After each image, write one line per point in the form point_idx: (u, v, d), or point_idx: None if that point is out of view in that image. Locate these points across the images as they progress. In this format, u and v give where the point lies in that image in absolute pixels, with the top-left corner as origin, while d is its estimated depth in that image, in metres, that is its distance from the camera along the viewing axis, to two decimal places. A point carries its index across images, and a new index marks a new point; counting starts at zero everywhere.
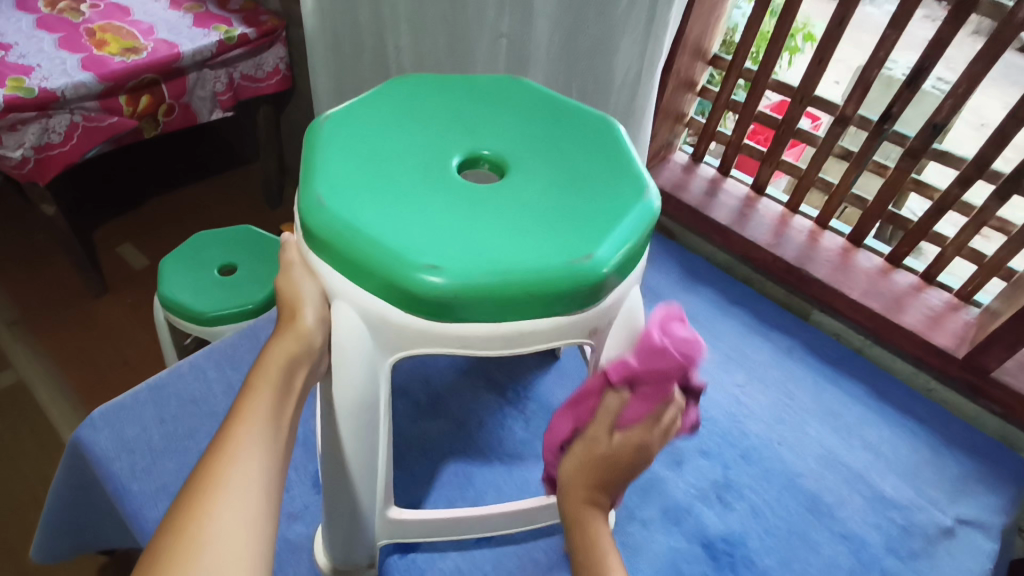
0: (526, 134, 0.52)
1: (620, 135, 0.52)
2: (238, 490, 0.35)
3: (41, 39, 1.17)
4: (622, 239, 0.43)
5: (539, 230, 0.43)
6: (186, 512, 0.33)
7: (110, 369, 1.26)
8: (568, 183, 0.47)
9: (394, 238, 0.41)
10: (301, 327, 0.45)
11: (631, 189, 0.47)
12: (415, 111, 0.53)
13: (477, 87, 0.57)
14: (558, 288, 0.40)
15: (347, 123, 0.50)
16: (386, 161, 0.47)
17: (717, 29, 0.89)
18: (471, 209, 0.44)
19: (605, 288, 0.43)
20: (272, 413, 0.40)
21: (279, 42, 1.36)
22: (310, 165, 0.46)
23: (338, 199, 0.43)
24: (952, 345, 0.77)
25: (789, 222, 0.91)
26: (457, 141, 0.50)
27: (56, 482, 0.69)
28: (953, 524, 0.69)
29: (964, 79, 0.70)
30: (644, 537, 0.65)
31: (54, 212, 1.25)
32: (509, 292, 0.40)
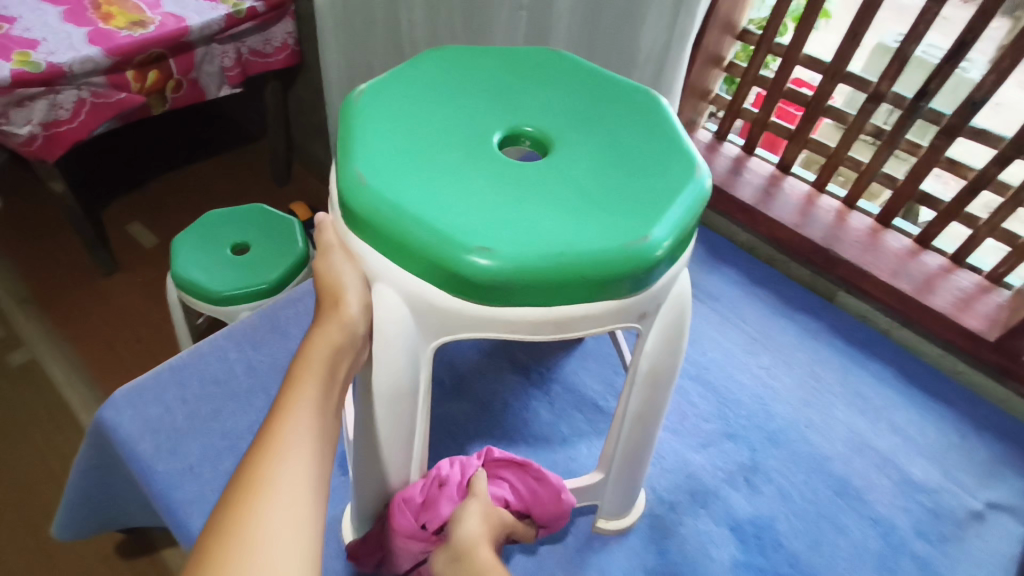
0: (567, 108, 0.50)
1: (666, 110, 0.50)
2: (284, 494, 0.34)
3: (45, 12, 1.14)
4: (675, 220, 0.42)
5: (588, 208, 0.42)
6: (234, 509, 0.33)
7: (122, 348, 1.25)
8: (615, 160, 0.46)
9: (441, 217, 0.39)
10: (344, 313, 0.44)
11: (682, 166, 0.45)
12: (451, 84, 0.51)
13: (513, 60, 0.55)
14: (610, 270, 0.39)
15: (383, 97, 0.48)
16: (426, 137, 0.45)
17: (748, 1, 0.86)
18: (518, 187, 0.42)
19: (656, 271, 0.41)
20: (315, 408, 0.40)
21: (289, 16, 1.33)
22: (347, 141, 0.44)
23: (380, 177, 0.41)
24: (983, 328, 0.76)
25: (815, 201, 0.89)
26: (497, 116, 0.48)
27: (77, 462, 0.68)
28: (983, 507, 0.68)
29: (1008, 54, 0.68)
30: (672, 519, 0.65)
31: (62, 189, 1.23)
32: (559, 275, 0.39)
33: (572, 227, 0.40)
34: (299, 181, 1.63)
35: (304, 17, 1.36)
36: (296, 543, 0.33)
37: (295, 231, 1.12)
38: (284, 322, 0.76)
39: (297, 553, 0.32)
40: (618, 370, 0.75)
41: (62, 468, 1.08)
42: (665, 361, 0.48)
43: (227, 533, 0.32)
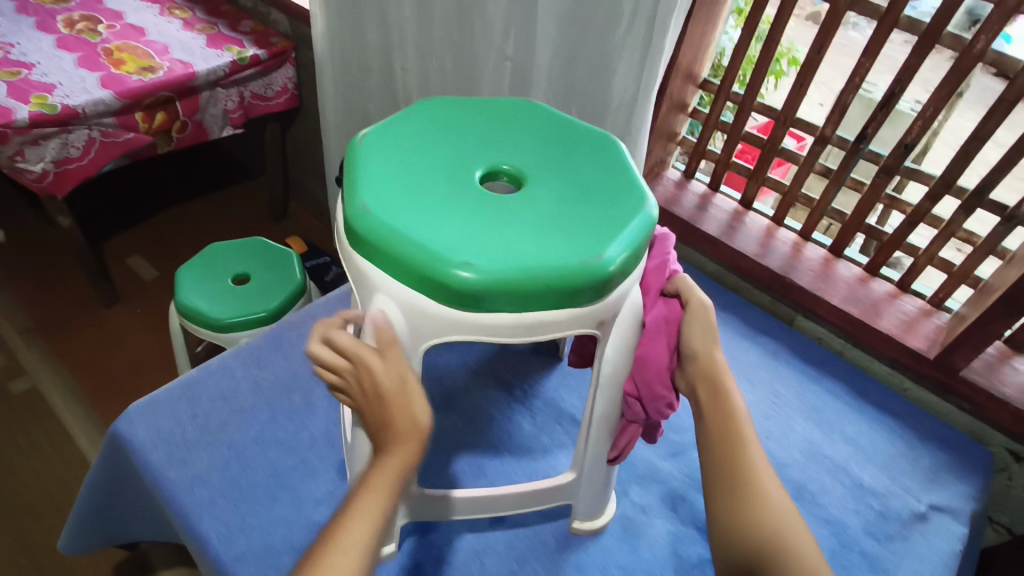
0: (540, 150, 0.58)
1: (622, 152, 0.58)
2: (348, 552, 0.43)
3: (61, 58, 1.23)
4: (627, 242, 0.49)
5: (554, 233, 0.49)
6: (313, 564, 0.43)
7: (122, 376, 1.29)
8: (578, 193, 0.54)
9: (430, 238, 0.47)
10: (413, 414, 0.48)
11: (634, 198, 0.53)
12: (441, 129, 0.59)
13: (494, 109, 0.63)
14: (571, 282, 0.46)
15: (380, 140, 0.56)
16: (420, 173, 0.53)
17: (707, 55, 0.96)
18: (496, 215, 0.50)
19: (611, 283, 0.49)
20: (387, 495, 0.46)
21: (289, 63, 1.42)
22: (352, 177, 0.52)
23: (379, 205, 0.49)
24: (924, 346, 0.83)
25: (774, 234, 0.98)
26: (479, 156, 0.56)
27: (91, 475, 0.73)
28: (926, 509, 0.75)
29: (932, 103, 0.78)
30: (643, 521, 0.71)
31: (70, 223, 1.29)
32: (529, 286, 0.46)
33: (539, 247, 0.48)
34: (295, 217, 1.70)
35: (302, 64, 1.46)
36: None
37: (293, 262, 1.19)
38: (287, 345, 0.83)
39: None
40: None
41: (62, 493, 1.12)
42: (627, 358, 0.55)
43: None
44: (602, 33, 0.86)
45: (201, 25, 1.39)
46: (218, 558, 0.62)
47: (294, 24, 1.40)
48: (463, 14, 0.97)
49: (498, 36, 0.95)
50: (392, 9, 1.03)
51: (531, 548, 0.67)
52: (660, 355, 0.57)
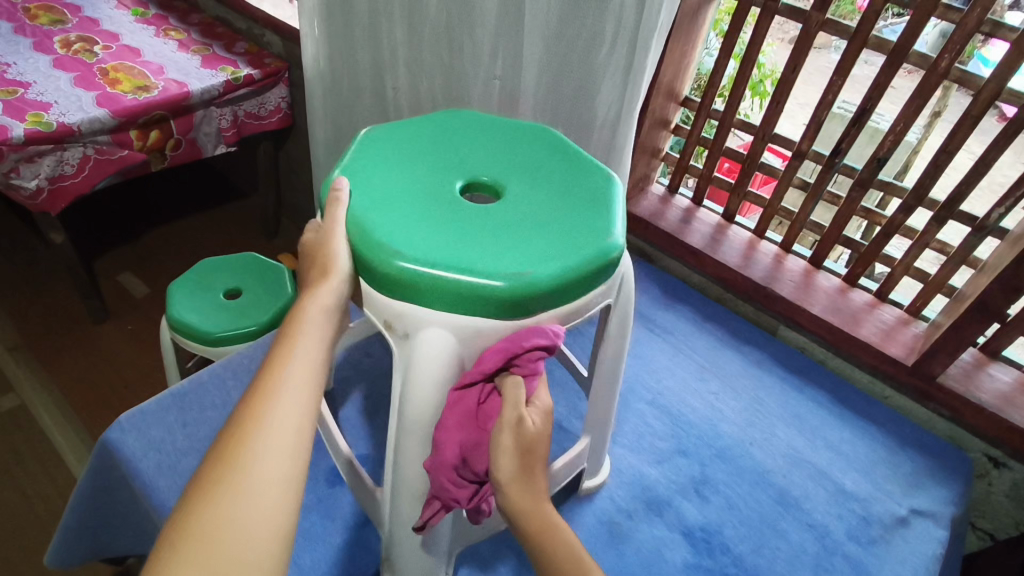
0: (539, 169, 0.61)
1: (605, 229, 0.54)
2: (276, 427, 0.42)
3: (58, 78, 1.25)
4: (562, 271, 0.50)
5: (497, 244, 0.51)
6: (233, 439, 0.41)
7: (111, 393, 1.29)
8: (521, 221, 0.54)
9: (355, 178, 0.56)
10: (327, 281, 0.51)
11: (601, 230, 0.54)
12: (481, 140, 0.64)
13: (559, 147, 0.64)
14: (489, 291, 0.48)
15: (390, 134, 0.62)
16: (418, 153, 0.60)
17: (687, 73, 1.00)
18: (423, 205, 0.54)
19: (533, 302, 0.49)
20: (308, 355, 0.47)
21: (282, 83, 1.44)
22: (349, 158, 0.58)
23: (368, 147, 0.60)
24: (903, 354, 0.85)
25: (756, 246, 1.00)
26: (469, 167, 0.60)
27: (81, 485, 0.74)
28: (908, 513, 0.76)
29: (901, 118, 0.81)
30: (630, 528, 0.71)
31: (62, 240, 1.30)
32: (448, 286, 0.48)
33: (473, 254, 0.50)
34: (287, 234, 1.71)
35: (295, 84, 1.48)
36: (281, 467, 0.41)
37: (284, 277, 1.20)
38: None
39: (279, 480, 0.40)
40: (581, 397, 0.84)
41: (49, 510, 1.11)
42: (416, 405, 0.50)
43: (226, 462, 0.40)
44: (585, 53, 0.89)
45: (196, 46, 1.42)
46: None
47: (288, 45, 1.44)
48: (452, 35, 1.00)
49: (487, 56, 0.98)
50: (382, 29, 1.05)
51: (519, 554, 0.67)
52: (455, 447, 0.48)
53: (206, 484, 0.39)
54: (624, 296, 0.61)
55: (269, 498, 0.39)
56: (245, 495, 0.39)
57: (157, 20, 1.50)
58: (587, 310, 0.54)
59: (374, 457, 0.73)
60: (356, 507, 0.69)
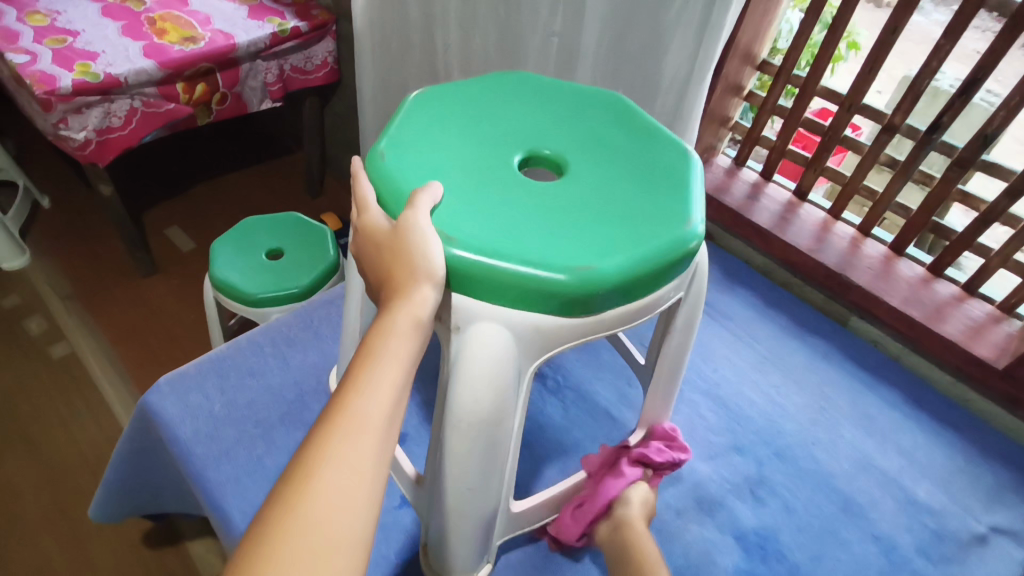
0: (607, 142, 0.55)
1: (682, 215, 0.48)
2: (346, 468, 0.34)
3: (106, 27, 1.22)
4: (637, 264, 0.44)
5: (562, 230, 0.45)
6: (295, 478, 0.33)
7: (157, 345, 1.30)
8: (585, 206, 0.48)
9: (395, 153, 0.50)
10: (415, 287, 0.41)
11: (678, 217, 0.48)
12: (535, 109, 0.57)
13: (621, 116, 0.58)
14: (553, 285, 0.42)
15: (439, 98, 0.57)
16: (465, 123, 0.54)
17: (768, 34, 0.90)
18: (473, 185, 0.48)
19: (601, 298, 0.44)
20: (393, 383, 0.38)
21: (329, 36, 1.39)
22: (396, 123, 0.53)
23: (410, 117, 0.54)
24: (992, 356, 0.77)
25: (831, 228, 0.92)
26: (522, 139, 0.54)
27: (120, 446, 0.73)
28: (987, 531, 0.70)
29: (1019, 91, 0.70)
30: (678, 527, 0.67)
31: (110, 192, 1.29)
32: (508, 277, 0.42)
33: (537, 241, 0.44)
34: (331, 193, 1.68)
35: (343, 38, 1.43)
36: (348, 529, 0.32)
37: (327, 239, 1.17)
38: (317, 323, 0.82)
39: (346, 540, 0.32)
40: (631, 382, 0.79)
41: (96, 456, 1.14)
42: (465, 403, 0.45)
43: (288, 508, 0.32)
44: (656, 9, 0.80)
45: None
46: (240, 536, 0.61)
47: None
48: None
49: (546, 10, 0.91)
50: None
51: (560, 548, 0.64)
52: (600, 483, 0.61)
53: (262, 535, 0.31)
54: (697, 289, 0.55)
55: (334, 563, 0.31)
56: (309, 555, 0.31)
57: None
58: (658, 305, 0.49)
59: (412, 436, 0.71)
60: (393, 487, 0.67)
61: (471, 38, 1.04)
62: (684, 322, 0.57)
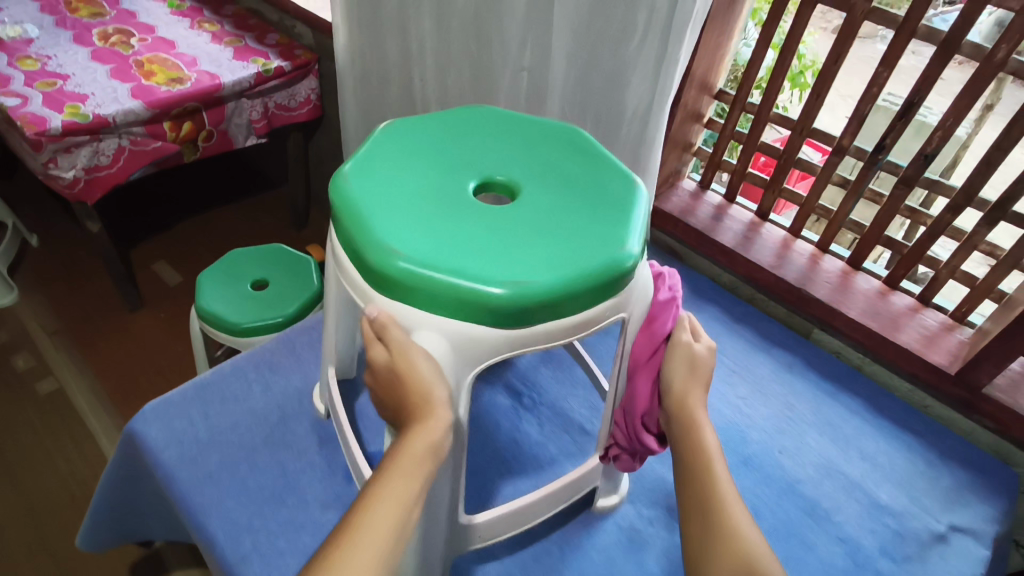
0: (558, 172, 0.59)
1: (620, 240, 0.51)
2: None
3: (95, 70, 1.27)
4: (570, 281, 0.48)
5: (505, 249, 0.49)
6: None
7: (144, 378, 1.32)
8: (530, 228, 0.52)
9: (358, 173, 0.54)
10: (434, 416, 0.47)
11: (616, 241, 0.51)
12: (496, 141, 0.62)
13: (579, 148, 0.62)
14: (490, 299, 0.46)
15: (405, 129, 0.61)
16: (429, 151, 0.59)
17: (723, 65, 0.96)
18: (427, 205, 0.52)
19: (534, 313, 0.47)
20: (400, 502, 0.44)
21: (312, 75, 1.45)
22: (364, 147, 0.58)
23: (379, 142, 0.59)
24: (945, 362, 0.81)
25: (791, 245, 0.96)
26: (480, 166, 0.58)
27: (106, 474, 0.75)
28: (947, 530, 0.72)
29: (951, 113, 0.76)
30: (650, 534, 0.70)
31: (98, 228, 1.32)
32: (445, 290, 0.46)
33: (479, 258, 0.48)
34: (316, 225, 1.72)
35: (325, 76, 1.49)
36: None
37: (311, 269, 1.21)
38: (300, 348, 0.85)
39: None
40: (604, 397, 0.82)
41: (83, 491, 1.14)
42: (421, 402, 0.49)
43: None
44: (616, 44, 0.86)
45: (229, 38, 1.43)
46: (225, 555, 0.63)
47: (318, 37, 1.45)
48: (480, 27, 0.99)
49: (515, 47, 0.97)
50: (411, 20, 1.07)
51: (536, 558, 0.67)
52: (642, 399, 0.61)
53: None
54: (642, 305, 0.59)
55: None
56: None
57: (192, 12, 1.52)
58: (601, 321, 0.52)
59: None
60: None
61: (447, 75, 1.09)
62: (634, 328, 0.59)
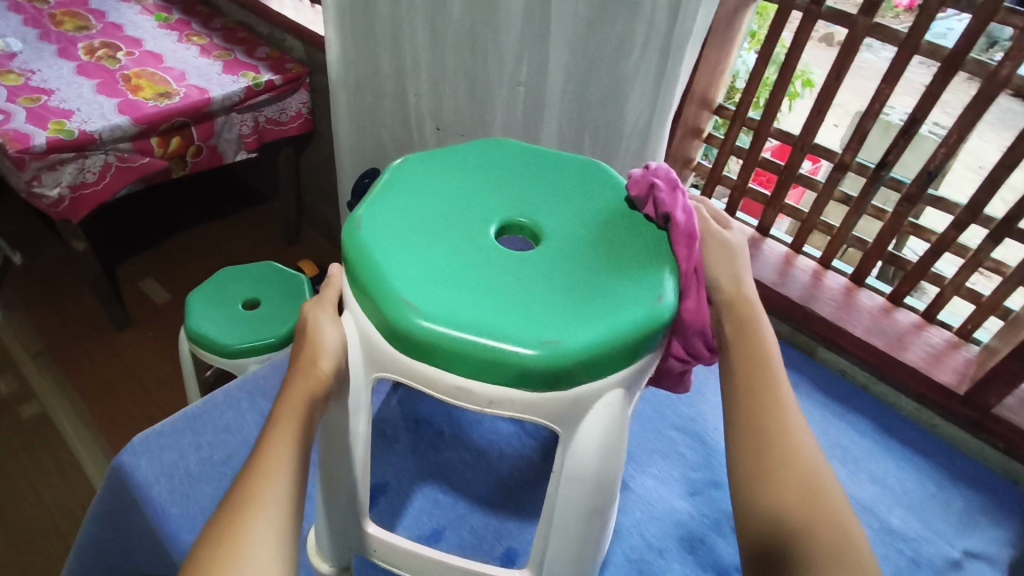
0: (596, 243, 0.54)
1: (603, 318, 0.46)
2: (270, 498, 0.42)
3: (80, 85, 1.24)
4: (472, 334, 0.44)
5: (480, 296, 0.47)
6: (232, 518, 0.41)
7: (132, 400, 1.28)
8: (523, 279, 0.49)
9: (394, 182, 0.56)
10: (316, 369, 0.50)
11: (604, 319, 0.46)
12: (544, 190, 0.59)
13: (629, 214, 0.57)
14: (432, 337, 0.44)
15: (506, 155, 0.62)
16: (473, 184, 0.58)
17: (722, 80, 0.94)
18: (435, 234, 0.52)
19: (476, 366, 0.44)
20: (295, 429, 0.47)
21: (303, 88, 1.42)
22: (417, 158, 0.60)
23: (435, 160, 0.60)
24: (953, 382, 0.79)
25: (793, 262, 0.95)
26: (507, 211, 0.56)
27: (93, 510, 0.72)
28: (961, 556, 0.71)
29: (955, 130, 0.75)
30: (661, 566, 0.67)
31: (84, 247, 1.28)
32: (394, 318, 0.45)
33: (447, 297, 0.46)
34: (309, 240, 1.70)
35: (317, 90, 1.47)
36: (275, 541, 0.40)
37: (304, 288, 1.18)
38: None
39: (278, 548, 0.40)
40: None
41: (67, 520, 1.10)
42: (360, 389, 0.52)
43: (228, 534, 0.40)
44: (615, 60, 0.84)
45: (218, 51, 1.41)
46: None
47: (309, 50, 1.42)
48: (476, 42, 0.98)
49: (512, 62, 0.95)
50: (406, 37, 1.05)
51: None
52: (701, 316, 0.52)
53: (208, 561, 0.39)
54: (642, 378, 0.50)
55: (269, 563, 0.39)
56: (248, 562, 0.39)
57: (180, 26, 1.50)
58: (559, 413, 0.47)
59: (392, 485, 0.70)
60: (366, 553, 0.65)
61: (442, 90, 1.08)
62: (606, 444, 0.48)
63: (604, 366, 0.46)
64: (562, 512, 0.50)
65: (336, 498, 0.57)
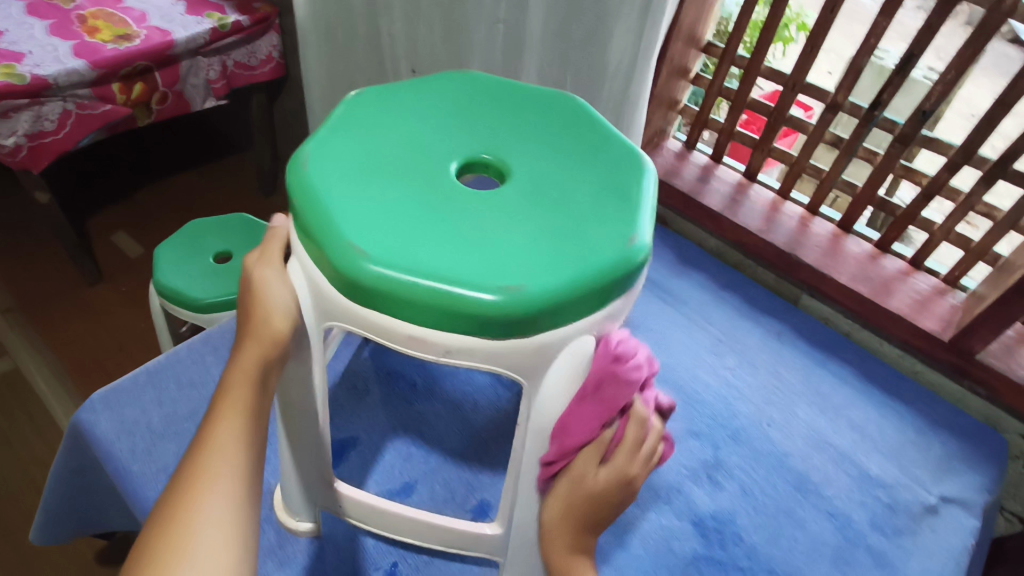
0: (563, 182, 0.50)
1: (568, 263, 0.43)
2: (219, 469, 0.42)
3: (32, 26, 1.16)
4: (427, 280, 0.41)
5: (434, 240, 0.44)
6: (180, 491, 0.41)
7: (106, 356, 1.26)
8: (482, 221, 0.46)
9: (345, 117, 0.52)
10: (269, 330, 0.48)
11: (569, 263, 0.43)
12: (510, 126, 0.55)
13: (602, 151, 0.53)
14: (385, 283, 0.41)
15: (469, 88, 0.58)
16: (433, 120, 0.54)
17: (711, 16, 0.89)
18: (388, 174, 0.48)
19: (431, 313, 0.41)
20: (245, 400, 0.46)
21: (273, 30, 1.35)
22: (373, 92, 0.56)
23: (393, 94, 0.56)
24: (938, 328, 0.78)
25: (780, 208, 0.92)
26: (469, 149, 0.52)
27: (55, 467, 0.70)
28: (937, 501, 0.71)
29: (953, 65, 0.71)
30: (637, 515, 0.67)
31: (47, 199, 1.23)
32: (344, 262, 0.42)
33: (398, 241, 0.43)
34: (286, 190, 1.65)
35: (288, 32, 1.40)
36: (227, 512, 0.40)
37: None
38: None
39: (231, 519, 0.40)
40: None
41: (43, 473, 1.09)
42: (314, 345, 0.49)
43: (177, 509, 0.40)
44: None
45: None
46: None
47: None
48: None
49: None
50: None
51: None
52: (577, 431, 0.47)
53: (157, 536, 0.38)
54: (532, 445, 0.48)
55: (220, 534, 0.39)
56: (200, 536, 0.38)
57: None
58: (525, 365, 0.45)
59: (362, 439, 0.68)
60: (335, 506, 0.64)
61: (416, 28, 1.02)
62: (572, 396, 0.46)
63: (568, 311, 0.43)
64: (528, 464, 0.49)
65: (303, 454, 0.55)
